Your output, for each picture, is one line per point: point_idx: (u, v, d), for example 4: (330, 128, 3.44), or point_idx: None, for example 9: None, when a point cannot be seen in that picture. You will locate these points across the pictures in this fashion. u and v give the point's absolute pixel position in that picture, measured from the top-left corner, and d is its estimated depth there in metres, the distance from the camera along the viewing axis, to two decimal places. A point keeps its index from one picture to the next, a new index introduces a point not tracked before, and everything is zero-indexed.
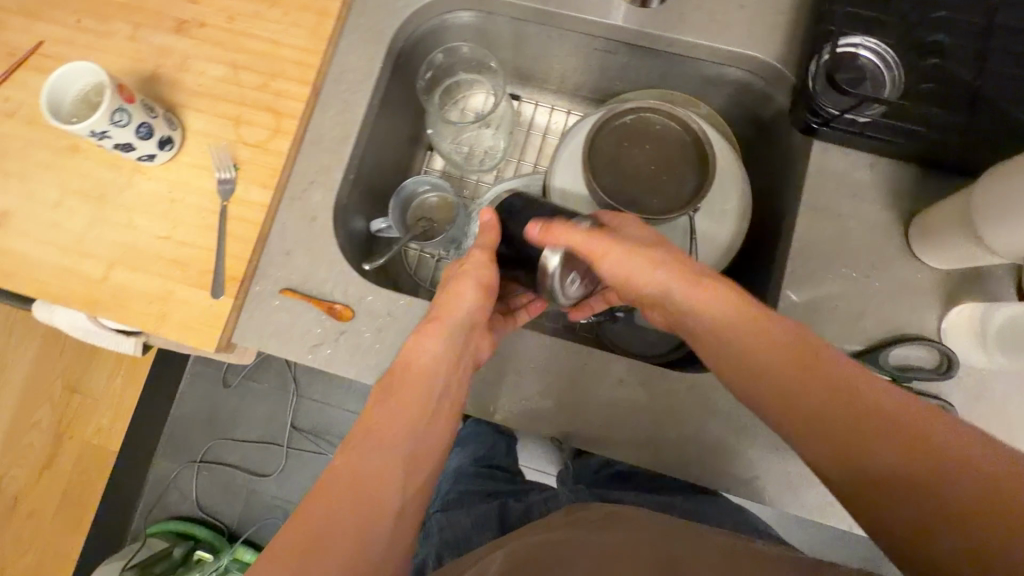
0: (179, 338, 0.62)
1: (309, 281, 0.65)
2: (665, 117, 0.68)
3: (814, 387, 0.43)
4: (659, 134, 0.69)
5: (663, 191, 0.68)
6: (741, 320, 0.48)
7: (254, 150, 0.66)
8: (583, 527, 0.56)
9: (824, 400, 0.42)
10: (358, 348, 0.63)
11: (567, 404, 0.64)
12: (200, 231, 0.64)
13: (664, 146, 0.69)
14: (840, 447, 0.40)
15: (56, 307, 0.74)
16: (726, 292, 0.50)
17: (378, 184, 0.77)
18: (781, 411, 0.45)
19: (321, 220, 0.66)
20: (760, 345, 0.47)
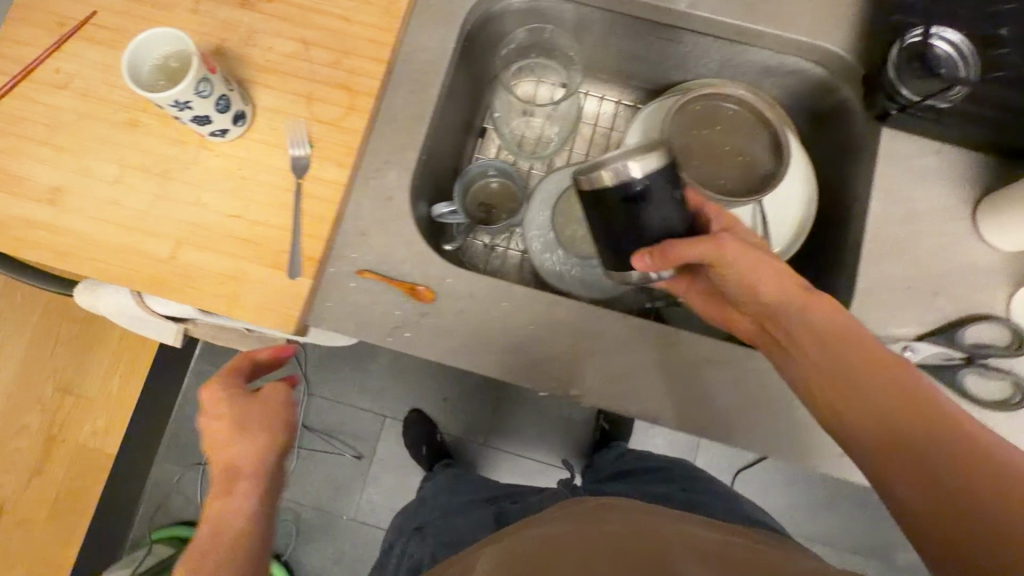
0: (255, 320, 0.60)
1: (386, 263, 0.64)
2: (736, 101, 0.70)
3: (883, 388, 0.42)
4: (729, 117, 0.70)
5: (734, 174, 0.69)
6: (837, 333, 0.47)
7: (328, 128, 0.64)
8: (570, 525, 0.54)
9: (897, 407, 0.41)
10: (441, 330, 0.62)
11: (652, 385, 0.62)
12: (273, 210, 0.62)
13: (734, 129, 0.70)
14: (878, 432, 0.41)
15: (103, 293, 0.72)
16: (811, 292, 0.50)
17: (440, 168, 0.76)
18: (837, 398, 0.45)
19: (397, 200, 0.65)
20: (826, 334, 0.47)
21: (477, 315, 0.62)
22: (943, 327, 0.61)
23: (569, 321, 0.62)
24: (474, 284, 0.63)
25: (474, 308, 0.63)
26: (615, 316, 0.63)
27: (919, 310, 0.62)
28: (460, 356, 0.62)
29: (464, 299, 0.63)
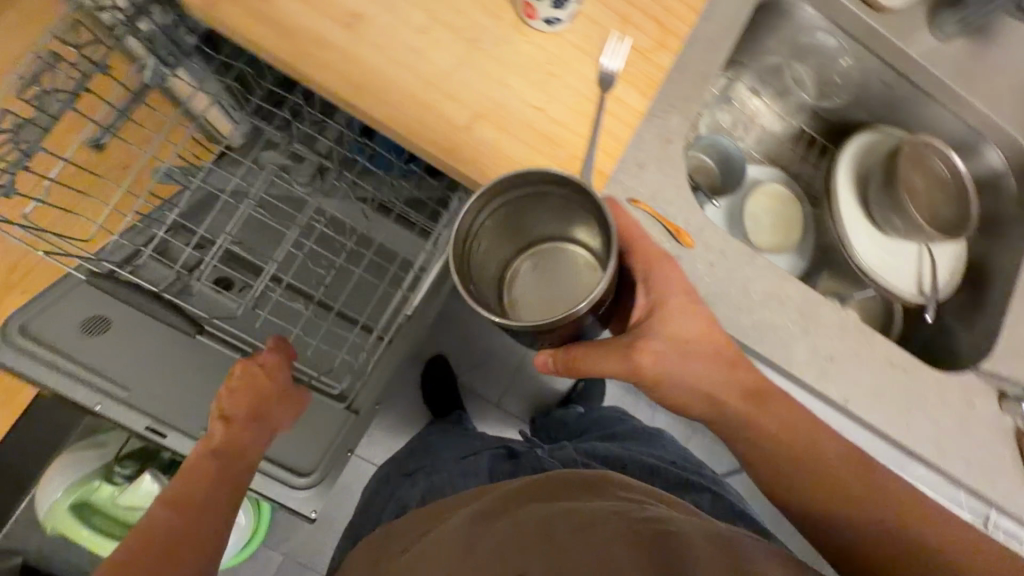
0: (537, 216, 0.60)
1: (655, 199, 0.66)
2: (940, 157, 0.80)
3: (869, 524, 0.52)
4: (933, 170, 0.80)
5: (927, 216, 0.79)
6: (825, 474, 0.56)
7: (638, 56, 0.64)
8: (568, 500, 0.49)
9: (873, 525, 0.52)
10: (690, 276, 0.65)
11: (847, 371, 0.69)
12: (575, 114, 0.62)
13: (931, 182, 0.80)
14: (825, 506, 0.55)
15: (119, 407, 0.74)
16: (780, 417, 0.59)
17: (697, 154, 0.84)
18: (789, 498, 0.57)
19: (675, 144, 0.67)
20: (802, 454, 0.57)
21: (724, 272, 0.67)
22: None
23: (794, 300, 0.69)
24: (725, 244, 0.67)
25: (721, 265, 0.67)
26: (827, 305, 0.70)
27: None
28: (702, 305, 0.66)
29: (716, 254, 0.66)
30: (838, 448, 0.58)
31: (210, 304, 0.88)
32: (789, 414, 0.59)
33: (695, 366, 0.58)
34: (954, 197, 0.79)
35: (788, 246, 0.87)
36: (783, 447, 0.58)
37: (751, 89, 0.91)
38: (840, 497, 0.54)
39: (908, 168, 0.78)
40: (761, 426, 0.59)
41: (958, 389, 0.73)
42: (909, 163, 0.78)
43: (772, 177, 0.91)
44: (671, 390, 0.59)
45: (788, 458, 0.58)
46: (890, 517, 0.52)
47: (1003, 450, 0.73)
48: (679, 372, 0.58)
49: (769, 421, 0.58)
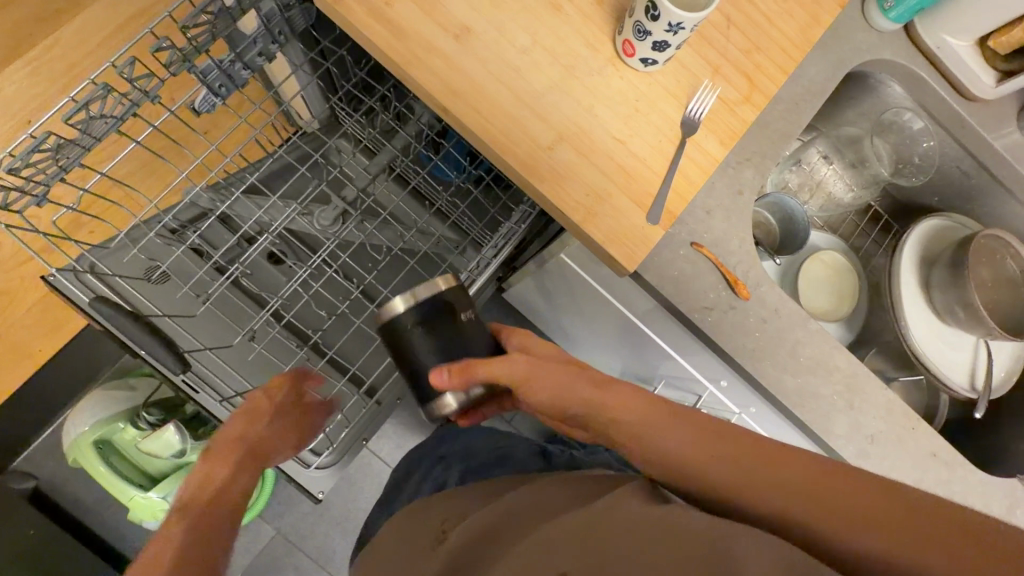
0: (601, 243, 0.61)
1: (718, 246, 0.66)
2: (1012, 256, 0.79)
3: (874, 488, 0.39)
4: (1004, 268, 0.78)
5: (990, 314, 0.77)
6: (750, 451, 0.43)
7: (723, 106, 0.66)
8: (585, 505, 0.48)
9: (807, 480, 0.40)
10: (741, 327, 0.66)
11: (884, 452, 0.67)
12: (654, 151, 0.63)
13: (999, 279, 0.78)
14: (785, 489, 0.41)
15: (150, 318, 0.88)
16: (634, 393, 0.50)
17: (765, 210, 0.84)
18: (717, 483, 0.43)
19: (745, 197, 0.68)
20: (705, 449, 0.44)
21: (776, 330, 0.66)
22: None
23: (843, 372, 0.67)
24: (780, 302, 0.67)
25: (774, 322, 0.66)
26: (876, 384, 0.68)
27: None
28: (748, 358, 0.66)
29: (770, 311, 0.66)
30: (688, 416, 0.47)
31: (267, 277, 0.92)
32: (649, 396, 0.50)
33: (545, 364, 0.54)
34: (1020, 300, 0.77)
35: (839, 317, 0.86)
36: (660, 430, 0.47)
37: (823, 155, 0.90)
38: (779, 462, 0.42)
39: (977, 261, 0.77)
40: (627, 416, 0.49)
41: (1002, 494, 0.70)
42: (978, 258, 0.77)
43: (832, 245, 0.91)
44: (526, 387, 0.53)
45: (647, 453, 0.47)
46: (823, 458, 0.41)
47: None
48: (531, 368, 0.53)
49: (626, 409, 0.49)
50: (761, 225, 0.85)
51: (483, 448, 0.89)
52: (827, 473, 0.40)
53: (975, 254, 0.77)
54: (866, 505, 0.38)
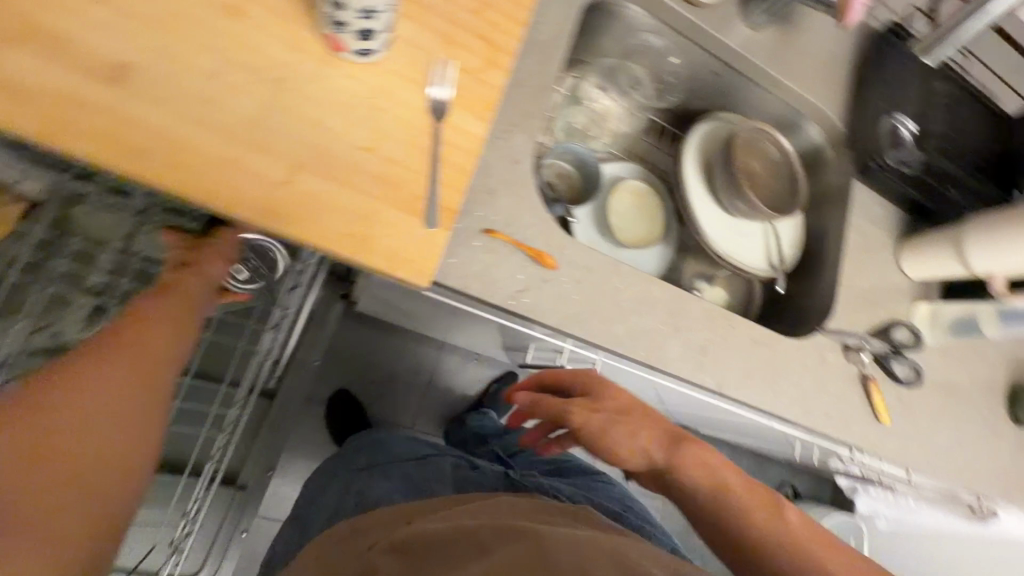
0: (385, 269, 0.55)
1: (512, 225, 0.63)
2: (769, 140, 0.87)
3: (725, 491, 0.57)
4: (766, 152, 0.86)
5: (765, 199, 0.85)
6: (703, 473, 0.59)
7: (468, 77, 0.61)
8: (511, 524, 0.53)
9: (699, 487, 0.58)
10: (559, 298, 0.65)
11: (716, 358, 0.73)
12: (410, 149, 0.57)
13: (765, 163, 0.87)
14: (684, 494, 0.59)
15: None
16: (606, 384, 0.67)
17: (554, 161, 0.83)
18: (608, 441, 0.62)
19: (523, 164, 0.65)
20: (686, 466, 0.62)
21: (592, 287, 0.66)
22: (880, 327, 0.86)
23: (663, 301, 0.70)
24: (589, 258, 0.67)
25: (588, 281, 0.66)
26: (692, 300, 0.72)
27: (866, 314, 0.86)
28: (576, 323, 0.65)
29: (582, 271, 0.66)
30: (706, 454, 0.60)
31: None
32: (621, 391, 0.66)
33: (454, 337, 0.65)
34: (783, 179, 0.87)
35: (653, 240, 0.89)
36: (624, 434, 0.62)
37: (598, 88, 0.91)
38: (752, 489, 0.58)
39: (744, 155, 0.84)
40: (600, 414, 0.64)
41: (811, 350, 0.80)
42: (742, 153, 0.84)
43: (633, 171, 0.93)
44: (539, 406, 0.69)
45: (603, 427, 0.63)
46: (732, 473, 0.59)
47: (853, 397, 0.82)
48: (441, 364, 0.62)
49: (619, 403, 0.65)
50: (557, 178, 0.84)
51: (417, 465, 0.87)
52: (754, 502, 0.56)
53: (742, 151, 0.84)
54: (811, 539, 0.54)
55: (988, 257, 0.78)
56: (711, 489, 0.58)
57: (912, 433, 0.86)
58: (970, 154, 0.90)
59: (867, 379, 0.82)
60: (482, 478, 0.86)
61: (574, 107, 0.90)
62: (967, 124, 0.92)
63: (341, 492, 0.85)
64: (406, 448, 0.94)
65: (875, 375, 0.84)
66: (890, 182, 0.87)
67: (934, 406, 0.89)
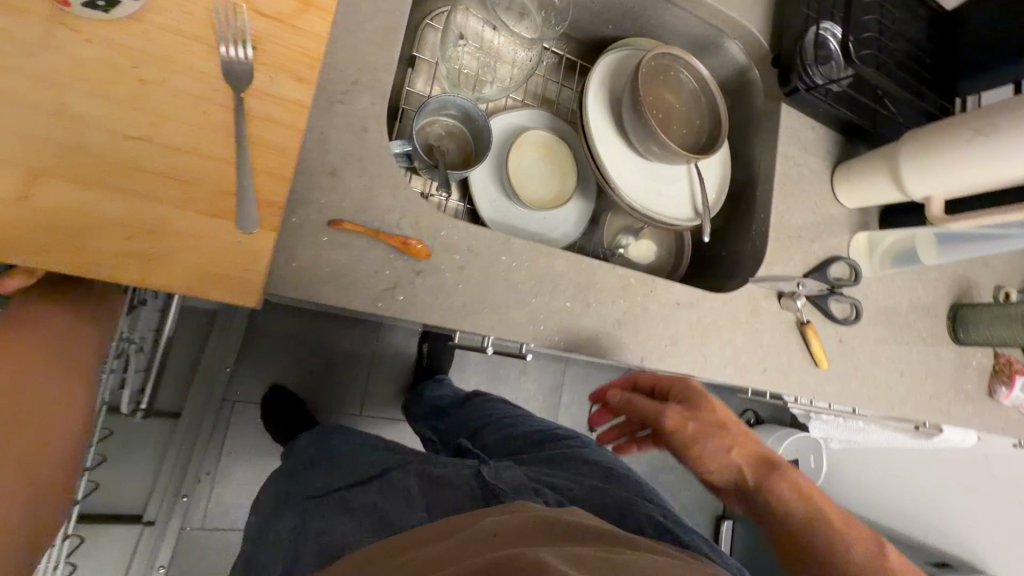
0: (192, 292, 0.43)
1: (367, 211, 0.52)
2: (683, 67, 0.75)
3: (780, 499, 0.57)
4: (679, 83, 0.76)
5: (681, 139, 0.75)
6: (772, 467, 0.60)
7: (274, 25, 0.47)
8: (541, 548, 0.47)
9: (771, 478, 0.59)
10: (440, 290, 0.54)
11: (637, 329, 0.65)
12: (203, 131, 0.44)
13: (680, 95, 0.76)
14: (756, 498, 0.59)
15: None
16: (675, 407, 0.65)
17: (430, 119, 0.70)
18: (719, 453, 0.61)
19: (374, 131, 0.52)
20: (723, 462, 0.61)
21: (480, 271, 0.56)
22: (816, 266, 0.79)
23: (568, 276, 0.61)
24: (472, 237, 0.56)
25: (474, 263, 0.56)
26: (604, 268, 0.63)
27: (801, 254, 0.79)
28: (465, 316, 0.55)
29: (464, 253, 0.55)
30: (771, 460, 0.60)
31: None
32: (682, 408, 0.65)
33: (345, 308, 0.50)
34: (697, 111, 0.76)
35: (567, 198, 0.79)
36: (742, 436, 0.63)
37: (484, 20, 0.77)
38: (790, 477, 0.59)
39: (652, 88, 0.73)
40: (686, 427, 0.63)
41: (743, 303, 0.73)
42: (649, 85, 0.73)
43: (538, 119, 0.80)
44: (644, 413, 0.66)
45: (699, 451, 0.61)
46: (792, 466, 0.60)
47: (791, 346, 0.76)
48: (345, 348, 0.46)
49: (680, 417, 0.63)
50: (438, 141, 0.72)
51: (374, 491, 0.72)
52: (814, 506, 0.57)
53: (649, 83, 0.73)
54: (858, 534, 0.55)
55: (924, 181, 0.71)
56: (772, 504, 0.57)
57: (853, 372, 0.82)
58: (904, 60, 0.81)
59: (802, 325, 0.76)
60: (454, 487, 0.71)
61: (454, 47, 0.75)
62: (899, 26, 0.82)
63: (294, 531, 0.67)
64: (355, 467, 0.77)
65: (811, 320, 0.78)
66: (819, 104, 0.77)
67: (875, 340, 0.84)
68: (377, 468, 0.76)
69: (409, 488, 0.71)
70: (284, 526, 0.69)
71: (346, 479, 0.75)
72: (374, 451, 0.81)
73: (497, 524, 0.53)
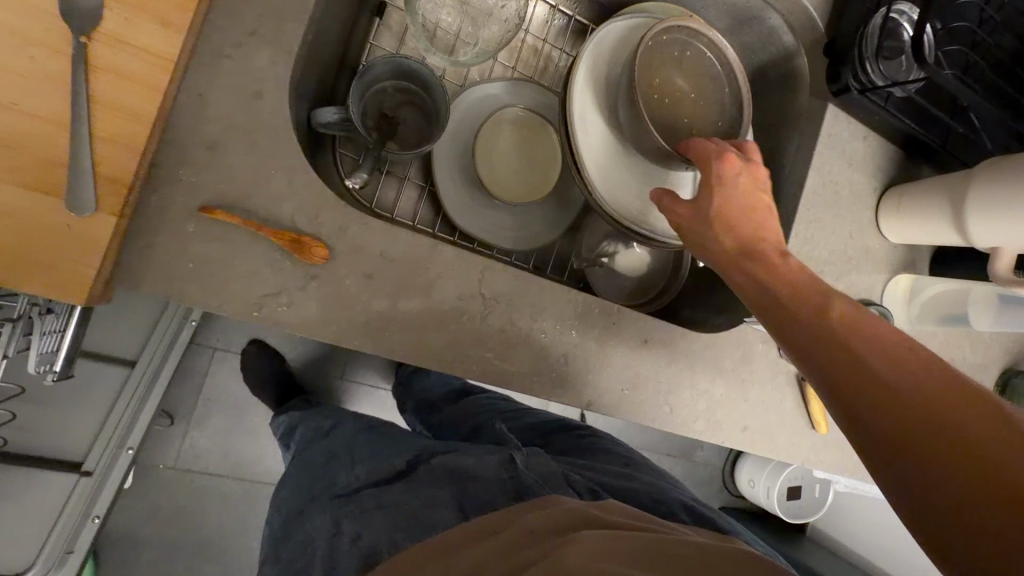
0: (4, 280, 0.35)
1: (252, 197, 0.42)
2: (702, 44, 0.61)
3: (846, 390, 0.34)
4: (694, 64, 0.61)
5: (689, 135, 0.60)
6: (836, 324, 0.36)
7: None
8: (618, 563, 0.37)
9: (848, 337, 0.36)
10: (338, 300, 0.45)
11: (589, 365, 0.55)
12: (26, 81, 0.35)
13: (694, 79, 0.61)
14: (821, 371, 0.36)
15: None
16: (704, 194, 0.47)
17: (380, 82, 0.59)
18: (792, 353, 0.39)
19: (270, 99, 0.42)
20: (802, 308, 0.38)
21: (394, 280, 0.47)
22: None
23: (507, 298, 0.51)
24: (388, 239, 0.46)
25: (387, 272, 0.46)
26: (557, 289, 0.53)
27: None
28: (367, 334, 0.46)
29: (375, 258, 0.46)
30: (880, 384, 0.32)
31: None
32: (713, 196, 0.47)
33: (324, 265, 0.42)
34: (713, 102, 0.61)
35: (546, 191, 0.68)
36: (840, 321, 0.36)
37: None
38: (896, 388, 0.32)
39: (658, 67, 0.59)
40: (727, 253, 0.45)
41: (732, 346, 0.61)
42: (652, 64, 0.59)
43: (519, 95, 0.68)
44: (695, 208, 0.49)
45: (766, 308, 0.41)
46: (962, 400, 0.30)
47: (785, 402, 0.64)
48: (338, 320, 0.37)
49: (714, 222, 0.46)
50: (389, 112, 0.61)
51: (407, 488, 0.54)
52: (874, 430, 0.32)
53: (652, 63, 0.59)
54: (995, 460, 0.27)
55: (993, 228, 0.55)
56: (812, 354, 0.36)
57: None
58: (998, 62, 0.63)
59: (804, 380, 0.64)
60: (485, 483, 0.54)
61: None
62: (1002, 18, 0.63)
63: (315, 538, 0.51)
64: (385, 457, 0.59)
65: None
66: (876, 110, 0.61)
67: None
68: (405, 460, 0.58)
69: (435, 488, 0.54)
70: (314, 530, 0.53)
71: (367, 476, 0.57)
72: (365, 441, 0.64)
73: (532, 518, 0.45)
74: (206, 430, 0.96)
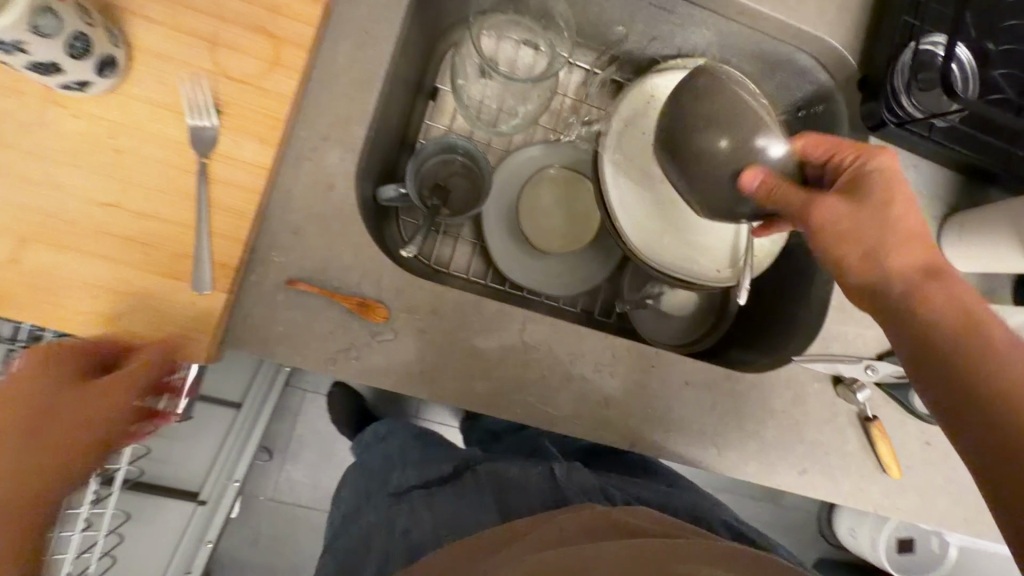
0: (150, 349, 0.46)
1: (327, 271, 0.51)
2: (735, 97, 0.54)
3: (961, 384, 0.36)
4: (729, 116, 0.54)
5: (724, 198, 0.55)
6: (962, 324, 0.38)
7: (242, 89, 0.48)
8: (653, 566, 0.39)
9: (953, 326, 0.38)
10: (397, 353, 0.52)
11: (631, 407, 0.57)
12: (168, 198, 0.46)
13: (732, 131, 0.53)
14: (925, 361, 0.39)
15: None
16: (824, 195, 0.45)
17: (432, 158, 0.67)
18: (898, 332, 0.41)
19: (340, 189, 0.51)
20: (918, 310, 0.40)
21: (444, 335, 0.53)
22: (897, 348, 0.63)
23: (546, 345, 0.55)
24: (438, 299, 0.53)
25: (438, 326, 0.53)
26: (594, 336, 0.56)
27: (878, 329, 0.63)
28: (421, 383, 0.53)
29: (428, 316, 0.53)
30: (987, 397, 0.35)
31: None
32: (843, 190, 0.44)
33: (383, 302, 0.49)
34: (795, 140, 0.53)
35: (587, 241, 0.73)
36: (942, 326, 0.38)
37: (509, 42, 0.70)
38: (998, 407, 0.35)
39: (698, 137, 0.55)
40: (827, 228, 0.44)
41: (782, 387, 0.60)
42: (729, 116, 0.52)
43: (557, 156, 0.74)
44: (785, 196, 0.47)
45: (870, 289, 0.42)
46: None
47: (847, 444, 0.62)
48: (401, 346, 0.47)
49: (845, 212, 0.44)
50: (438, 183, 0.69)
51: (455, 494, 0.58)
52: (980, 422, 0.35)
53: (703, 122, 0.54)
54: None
55: None
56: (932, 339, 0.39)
57: (942, 481, 0.64)
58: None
59: (867, 421, 0.61)
60: (526, 493, 0.57)
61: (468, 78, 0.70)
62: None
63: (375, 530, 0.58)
64: (436, 462, 0.65)
65: (880, 414, 0.62)
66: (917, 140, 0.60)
67: None
68: (454, 466, 0.63)
69: (479, 493, 0.58)
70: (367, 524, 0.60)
71: (419, 479, 0.63)
72: (420, 447, 0.69)
73: (567, 520, 0.47)
74: (298, 463, 1.08)
